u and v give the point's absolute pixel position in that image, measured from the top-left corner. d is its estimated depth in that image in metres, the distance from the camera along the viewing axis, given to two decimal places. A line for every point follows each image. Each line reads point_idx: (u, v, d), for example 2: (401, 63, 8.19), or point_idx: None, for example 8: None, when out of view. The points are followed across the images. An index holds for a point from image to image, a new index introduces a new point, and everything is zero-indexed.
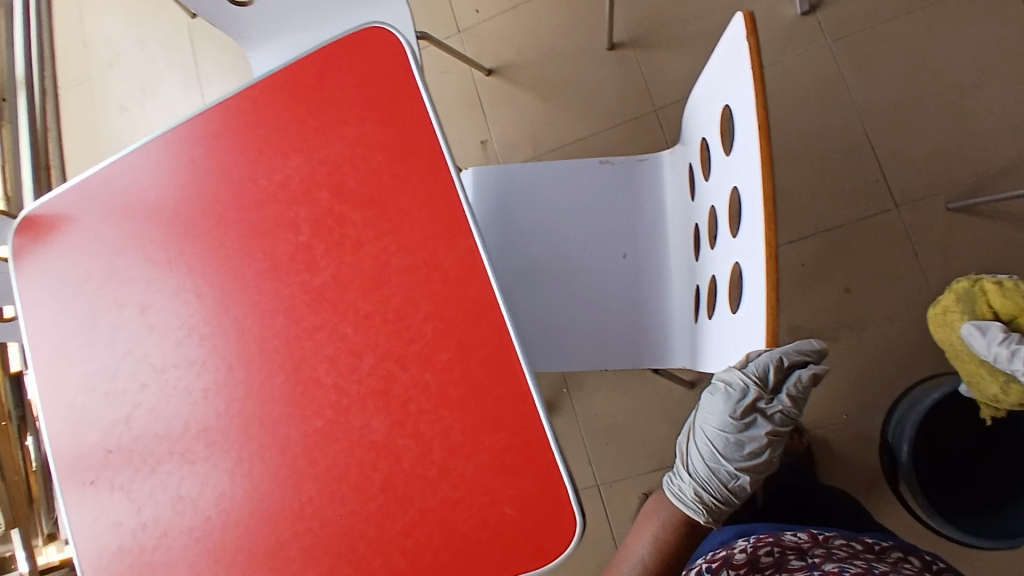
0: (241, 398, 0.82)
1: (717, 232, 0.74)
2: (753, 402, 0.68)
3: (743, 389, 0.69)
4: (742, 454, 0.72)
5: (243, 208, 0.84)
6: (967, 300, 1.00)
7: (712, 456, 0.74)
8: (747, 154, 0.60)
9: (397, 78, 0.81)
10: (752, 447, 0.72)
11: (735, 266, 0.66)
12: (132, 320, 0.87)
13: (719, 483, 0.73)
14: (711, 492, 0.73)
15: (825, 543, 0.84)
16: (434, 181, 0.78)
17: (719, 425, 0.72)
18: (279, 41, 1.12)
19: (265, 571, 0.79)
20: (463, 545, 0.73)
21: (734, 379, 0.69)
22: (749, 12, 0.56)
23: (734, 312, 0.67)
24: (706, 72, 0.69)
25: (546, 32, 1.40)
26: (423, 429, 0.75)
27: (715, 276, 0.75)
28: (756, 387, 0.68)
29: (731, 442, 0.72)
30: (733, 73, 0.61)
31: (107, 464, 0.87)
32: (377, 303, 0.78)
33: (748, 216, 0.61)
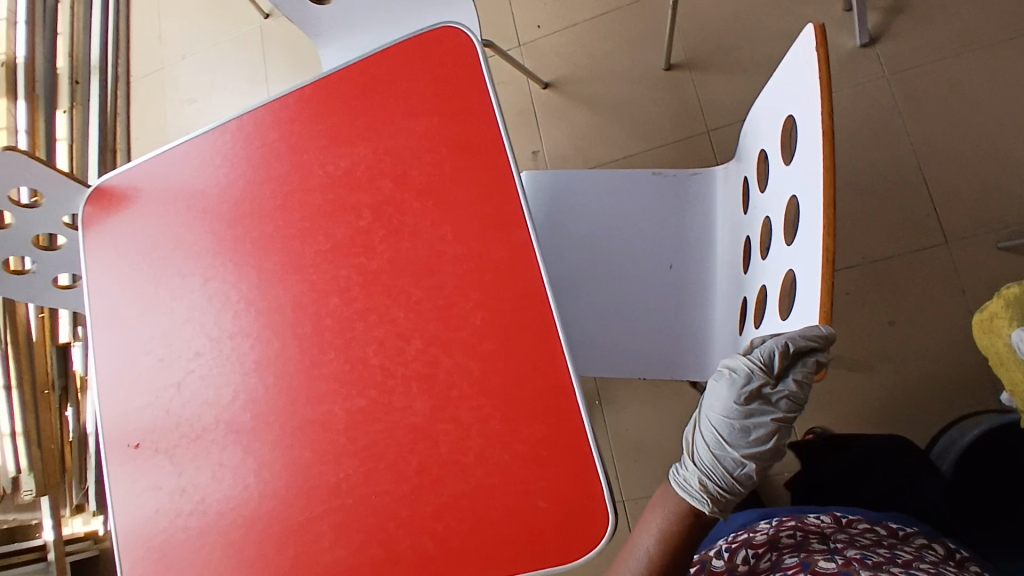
0: (288, 373, 0.84)
1: (770, 243, 0.75)
2: (758, 385, 0.70)
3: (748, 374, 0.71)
4: (748, 441, 0.73)
5: (307, 191, 0.88)
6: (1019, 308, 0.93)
7: (717, 444, 0.74)
8: (808, 161, 0.61)
9: (466, 76, 0.84)
10: (758, 435, 0.72)
11: (788, 272, 0.67)
12: (192, 291, 0.91)
13: (724, 472, 0.73)
14: (717, 480, 0.73)
15: (849, 528, 0.83)
16: (494, 176, 0.80)
17: (725, 412, 0.73)
18: (350, 40, 1.17)
19: (296, 544, 0.81)
20: (492, 533, 0.74)
21: (739, 364, 0.72)
22: (821, 22, 0.58)
23: (786, 319, 0.69)
24: (771, 83, 0.70)
25: (604, 50, 1.42)
26: (463, 415, 0.76)
27: (765, 287, 0.76)
28: (762, 370, 0.70)
29: (736, 430, 0.73)
30: (799, 84, 0.62)
31: (154, 428, 0.90)
32: (429, 290, 0.80)
33: (805, 222, 0.62)
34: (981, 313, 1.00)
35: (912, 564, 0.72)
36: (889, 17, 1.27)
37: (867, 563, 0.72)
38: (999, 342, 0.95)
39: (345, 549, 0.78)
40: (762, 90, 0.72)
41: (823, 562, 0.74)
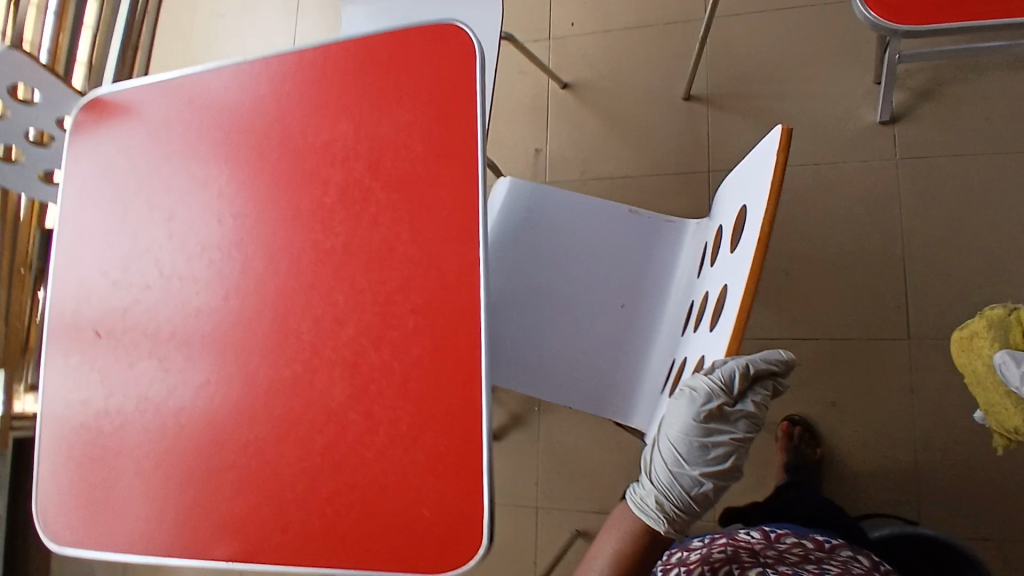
0: (226, 327, 0.86)
1: (702, 318, 0.79)
2: (718, 406, 0.72)
3: (707, 395, 0.73)
4: (706, 459, 0.74)
5: (283, 154, 0.88)
6: (1000, 329, 0.95)
7: (675, 463, 0.75)
8: (746, 255, 0.63)
9: (460, 78, 0.83)
10: (716, 454, 0.74)
11: (701, 358, 0.76)
12: (156, 224, 0.92)
13: (682, 491, 0.74)
14: (675, 498, 0.74)
15: (776, 544, 0.81)
16: (461, 186, 0.80)
17: (683, 429, 0.75)
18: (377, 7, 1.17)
19: (196, 489, 0.83)
20: (375, 527, 0.76)
21: (700, 384, 0.73)
22: (789, 127, 0.58)
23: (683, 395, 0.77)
24: (743, 165, 0.72)
25: (631, 65, 1.41)
26: (377, 410, 0.78)
27: (686, 358, 0.82)
28: (722, 392, 0.72)
29: (693, 449, 0.75)
30: (759, 180, 0.64)
31: (93, 346, 0.91)
32: (375, 282, 0.81)
33: (728, 312, 0.65)
34: (963, 330, 1.02)
35: None
36: (916, 100, 1.24)
37: None
38: (978, 362, 0.97)
39: (240, 508, 0.81)
40: (736, 167, 0.74)
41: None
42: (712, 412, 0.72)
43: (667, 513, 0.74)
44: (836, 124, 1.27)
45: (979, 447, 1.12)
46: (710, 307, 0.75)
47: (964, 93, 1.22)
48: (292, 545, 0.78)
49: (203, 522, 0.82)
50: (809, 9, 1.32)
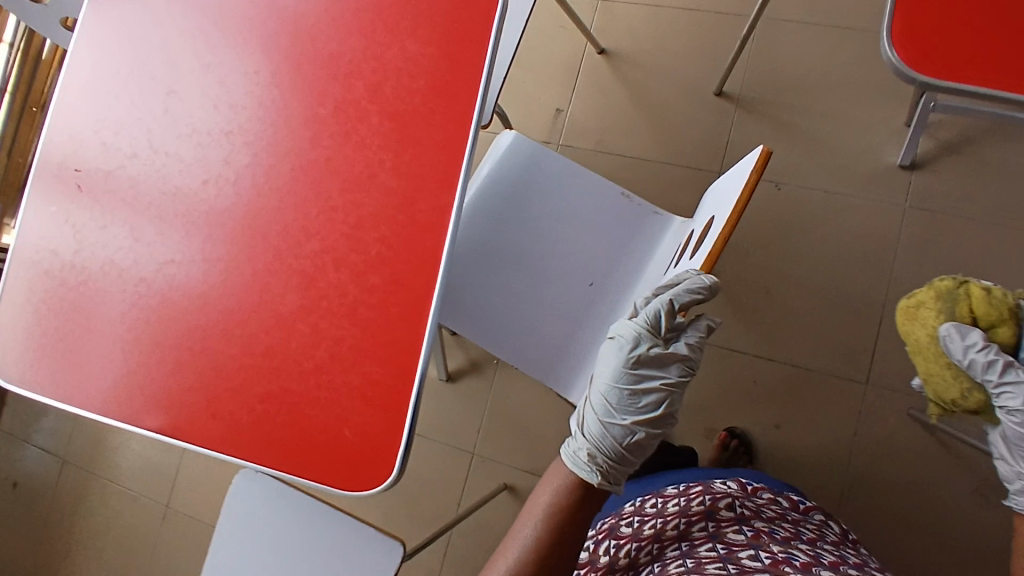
0: (202, 211, 0.88)
1: None
2: (644, 347, 0.76)
3: (635, 339, 0.77)
4: (637, 407, 0.76)
5: (291, 57, 0.88)
6: (947, 300, 0.83)
7: (606, 415, 0.77)
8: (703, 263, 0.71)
9: (478, 23, 0.83)
10: (647, 401, 0.76)
11: None
12: (156, 94, 0.92)
13: (615, 441, 0.75)
14: (607, 449, 0.75)
15: (754, 497, 0.85)
16: (454, 130, 0.81)
17: (614, 378, 0.77)
18: None
19: (140, 360, 0.86)
20: (296, 437, 0.78)
21: (627, 330, 0.77)
22: (768, 148, 0.63)
23: None
24: (721, 179, 0.78)
25: (670, 47, 1.38)
26: (323, 326, 0.80)
27: None
28: (648, 334, 0.76)
29: (624, 397, 0.77)
30: (729, 194, 0.70)
31: (72, 198, 0.92)
32: (349, 203, 0.82)
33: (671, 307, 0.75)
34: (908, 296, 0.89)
35: (817, 544, 0.77)
36: (939, 151, 1.22)
37: (777, 538, 0.76)
38: (919, 331, 0.85)
39: (177, 387, 0.84)
40: (715, 180, 0.80)
41: (732, 535, 0.77)
42: (640, 354, 0.76)
43: (600, 465, 0.74)
44: (854, 157, 1.25)
45: (905, 503, 1.14)
46: None
47: (988, 156, 1.20)
48: (216, 432, 0.81)
49: (140, 390, 0.85)
50: (860, 34, 1.29)
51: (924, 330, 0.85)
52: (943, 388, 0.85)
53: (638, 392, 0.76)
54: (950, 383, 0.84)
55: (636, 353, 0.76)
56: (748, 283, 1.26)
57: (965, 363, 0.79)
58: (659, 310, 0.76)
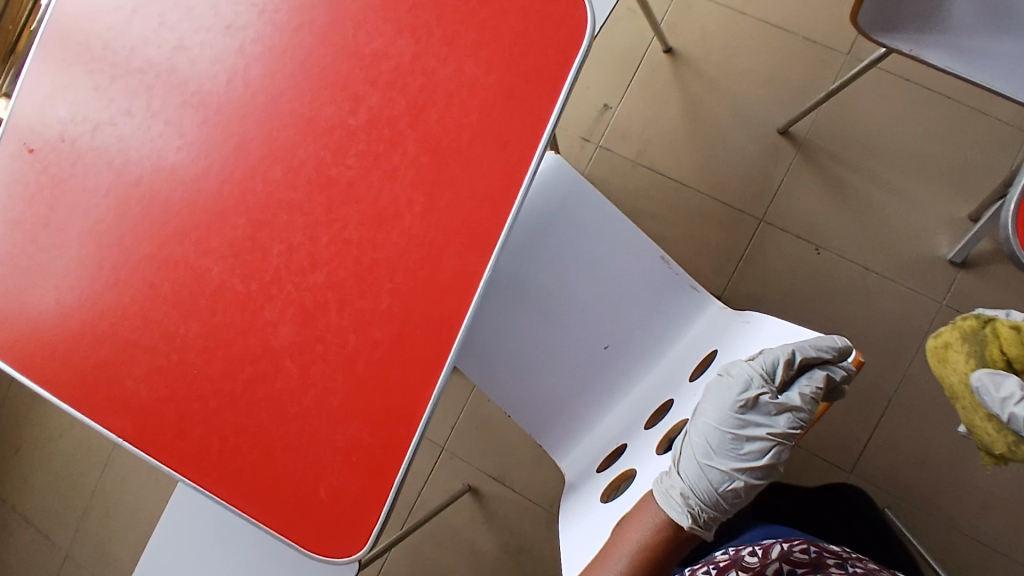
0: (198, 201, 0.76)
1: (660, 424, 0.80)
2: (755, 391, 0.68)
3: (747, 381, 0.69)
4: (739, 454, 0.68)
5: (325, 41, 0.74)
6: (975, 342, 0.83)
7: (704, 456, 0.68)
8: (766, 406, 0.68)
9: (553, 58, 0.69)
10: (750, 450, 0.68)
11: (631, 470, 0.77)
12: (163, 46, 0.78)
13: (710, 487, 0.67)
14: (701, 493, 0.66)
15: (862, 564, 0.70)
16: (499, 185, 0.70)
17: (718, 418, 0.69)
18: None
19: (107, 351, 0.78)
20: (268, 481, 0.73)
21: (741, 371, 0.70)
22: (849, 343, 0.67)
23: (601, 501, 0.77)
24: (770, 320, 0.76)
25: (744, 65, 1.24)
26: (314, 370, 0.73)
27: (624, 448, 0.82)
28: (762, 378, 0.69)
29: (726, 442, 0.69)
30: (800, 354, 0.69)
31: (55, 148, 0.80)
32: (366, 239, 0.72)
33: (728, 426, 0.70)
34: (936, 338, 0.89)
35: None
36: (992, 254, 1.15)
37: None
38: (956, 380, 0.85)
39: (147, 393, 0.76)
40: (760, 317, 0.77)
41: None
42: (750, 397, 0.68)
43: (693, 508, 0.66)
44: (904, 238, 1.18)
45: None
46: (671, 423, 0.78)
47: None
48: (183, 454, 0.75)
49: (103, 386, 0.77)
50: (948, 104, 1.19)
51: (959, 380, 0.83)
52: (988, 440, 0.82)
53: (741, 439, 0.68)
54: (994, 435, 0.81)
55: (747, 396, 0.68)
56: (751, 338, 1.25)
57: (1004, 416, 0.77)
58: (780, 356, 0.69)
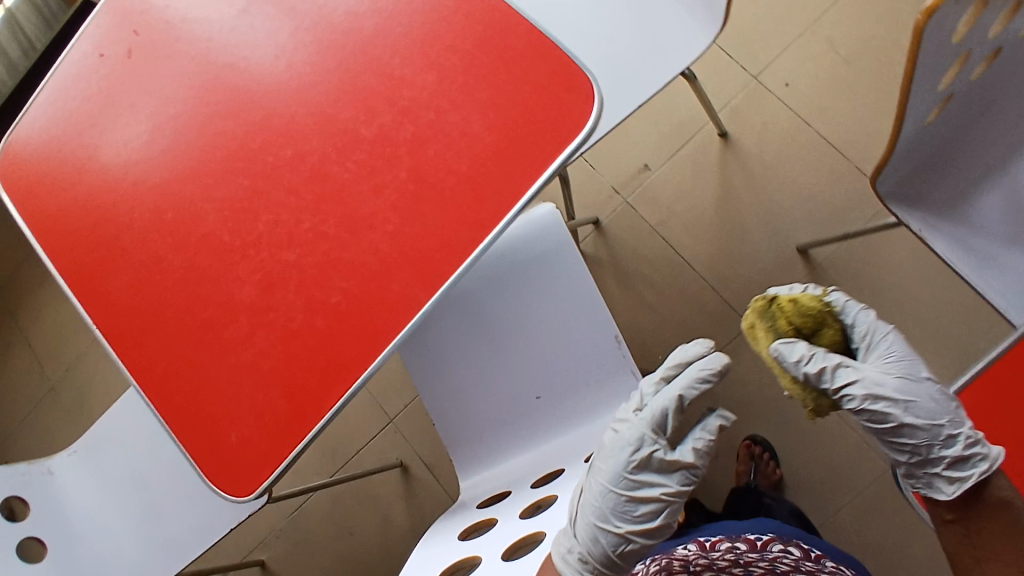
0: (216, 151, 0.85)
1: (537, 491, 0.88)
2: (646, 453, 0.76)
3: (639, 443, 0.77)
4: (633, 515, 0.76)
5: (365, 52, 0.80)
6: (767, 313, 0.81)
7: (600, 518, 0.76)
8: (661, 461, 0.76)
9: (549, 139, 0.73)
10: (642, 511, 0.76)
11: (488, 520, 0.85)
12: (235, 9, 0.87)
13: (607, 548, 0.76)
14: (598, 554, 0.76)
15: (710, 551, 0.88)
16: (462, 234, 0.75)
17: (611, 481, 0.76)
18: None
19: (105, 250, 0.89)
20: (193, 411, 0.83)
21: (633, 432, 0.77)
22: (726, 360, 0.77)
23: (456, 538, 0.85)
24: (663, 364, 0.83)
25: (788, 173, 1.25)
26: (258, 333, 0.81)
27: (500, 496, 0.91)
28: (651, 435, 0.77)
29: (620, 504, 0.76)
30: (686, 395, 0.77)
31: (122, 61, 0.91)
32: (337, 238, 0.79)
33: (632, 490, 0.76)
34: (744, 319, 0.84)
35: None
36: None
37: None
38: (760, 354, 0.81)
39: (123, 296, 0.87)
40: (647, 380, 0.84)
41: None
42: (641, 459, 0.76)
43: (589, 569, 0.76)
44: None
45: None
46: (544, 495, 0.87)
47: None
48: (135, 360, 0.86)
49: (94, 277, 0.89)
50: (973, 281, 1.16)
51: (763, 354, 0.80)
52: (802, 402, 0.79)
53: (634, 501, 0.76)
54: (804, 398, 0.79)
55: (638, 458, 0.76)
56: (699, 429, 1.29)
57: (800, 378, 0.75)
58: (665, 408, 0.77)
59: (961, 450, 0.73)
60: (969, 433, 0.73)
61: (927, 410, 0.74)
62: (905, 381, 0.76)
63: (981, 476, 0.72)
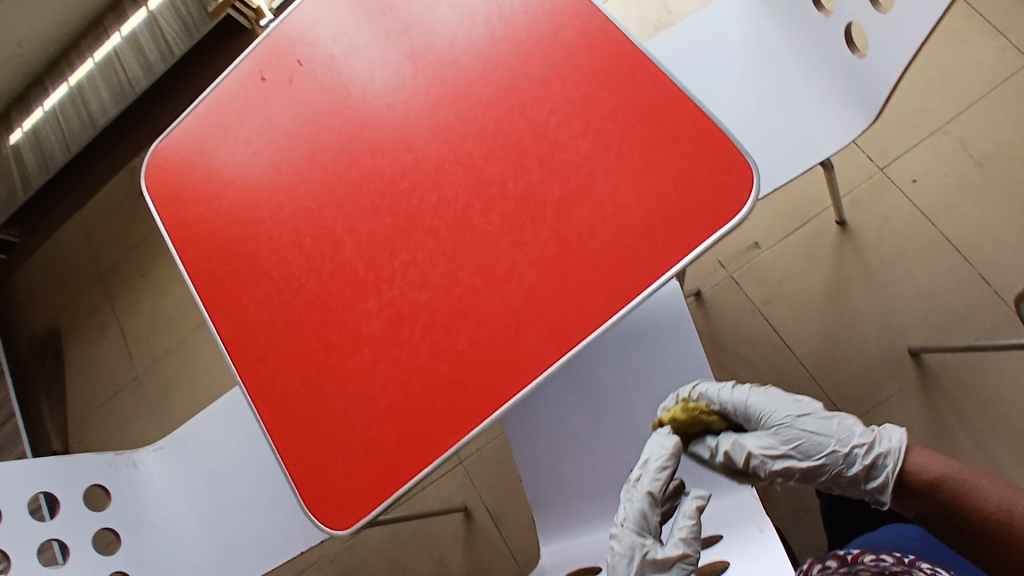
0: (362, 185, 0.88)
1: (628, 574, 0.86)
2: (638, 561, 0.76)
3: (629, 554, 0.77)
4: None
5: (523, 110, 0.83)
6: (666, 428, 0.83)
7: None
8: (663, 557, 0.76)
9: (700, 220, 0.73)
10: None
11: None
12: (398, 55, 0.91)
13: None
14: None
15: None
16: (599, 301, 0.75)
17: None
18: (763, 31, 1.04)
19: (242, 264, 0.92)
20: (304, 434, 0.84)
21: (621, 542, 0.77)
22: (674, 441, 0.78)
23: None
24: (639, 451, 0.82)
25: (906, 271, 1.22)
26: (380, 367, 0.82)
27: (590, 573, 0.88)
28: (637, 539, 0.78)
29: None
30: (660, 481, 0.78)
31: (280, 87, 0.96)
32: (471, 287, 0.80)
33: None
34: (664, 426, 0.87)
35: None
36: None
37: None
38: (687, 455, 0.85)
39: (253, 311, 0.90)
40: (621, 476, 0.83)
41: None
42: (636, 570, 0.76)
43: None
44: None
45: None
46: None
47: None
48: (256, 375, 0.88)
49: (227, 288, 0.92)
50: None
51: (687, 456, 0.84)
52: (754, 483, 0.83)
53: None
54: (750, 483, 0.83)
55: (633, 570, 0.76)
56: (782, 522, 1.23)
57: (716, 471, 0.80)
58: (638, 506, 0.78)
59: (866, 462, 0.74)
60: (861, 442, 0.75)
61: (818, 445, 0.77)
62: (786, 429, 0.78)
63: (894, 475, 0.72)
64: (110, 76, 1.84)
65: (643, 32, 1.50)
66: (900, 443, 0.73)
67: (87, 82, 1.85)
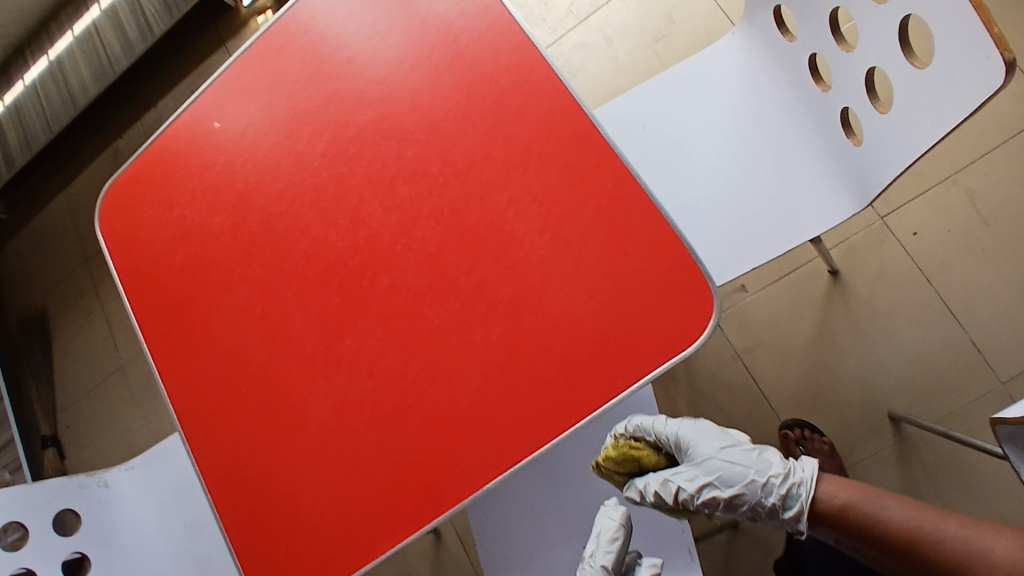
0: (312, 258, 0.84)
1: None
2: None
3: None
4: None
5: (480, 197, 0.77)
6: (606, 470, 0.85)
7: None
8: None
9: (653, 344, 0.69)
10: None
11: None
12: (353, 117, 0.84)
13: None
14: None
15: None
16: (544, 418, 0.71)
17: None
18: (761, 83, 0.94)
19: (191, 328, 0.89)
20: (249, 510, 0.83)
21: None
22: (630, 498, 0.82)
23: None
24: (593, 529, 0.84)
25: (895, 330, 1.17)
26: (324, 454, 0.80)
27: None
28: None
29: None
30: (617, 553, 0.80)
31: (232, 137, 0.90)
32: (417, 385, 0.77)
33: None
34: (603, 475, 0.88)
35: None
36: None
37: None
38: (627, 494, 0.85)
39: (200, 379, 0.88)
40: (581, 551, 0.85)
41: None
42: None
43: None
44: None
45: None
46: None
47: None
48: (202, 445, 0.86)
49: (175, 352, 0.89)
50: None
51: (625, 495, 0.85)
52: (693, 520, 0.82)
53: None
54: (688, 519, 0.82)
55: None
56: (746, 569, 1.24)
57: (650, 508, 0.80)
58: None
59: (781, 490, 0.76)
60: (775, 472, 0.77)
61: (738, 475, 0.78)
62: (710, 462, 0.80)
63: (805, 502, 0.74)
64: (88, 52, 1.75)
65: (641, 44, 1.40)
66: (809, 470, 0.76)
67: (65, 56, 1.76)
